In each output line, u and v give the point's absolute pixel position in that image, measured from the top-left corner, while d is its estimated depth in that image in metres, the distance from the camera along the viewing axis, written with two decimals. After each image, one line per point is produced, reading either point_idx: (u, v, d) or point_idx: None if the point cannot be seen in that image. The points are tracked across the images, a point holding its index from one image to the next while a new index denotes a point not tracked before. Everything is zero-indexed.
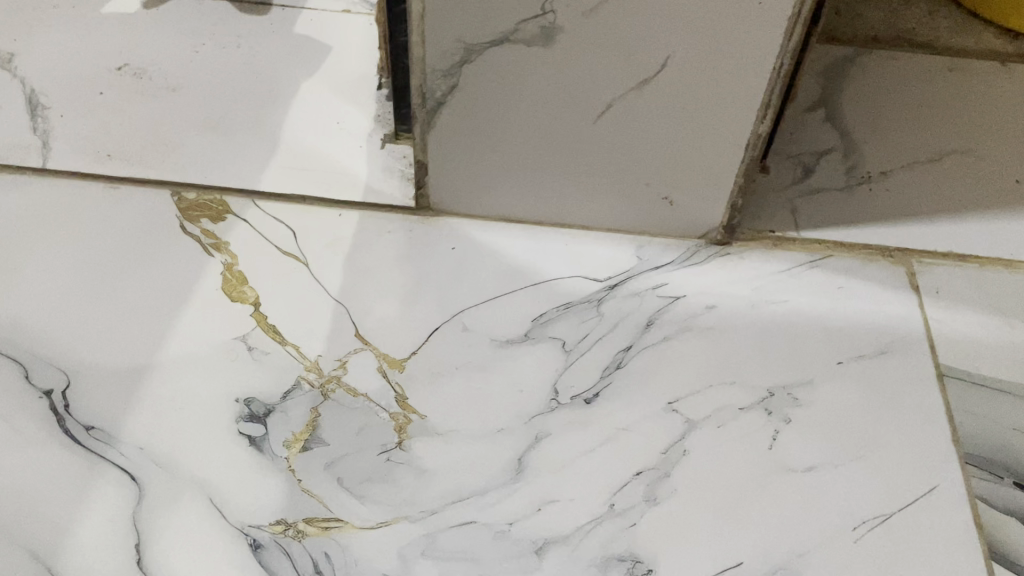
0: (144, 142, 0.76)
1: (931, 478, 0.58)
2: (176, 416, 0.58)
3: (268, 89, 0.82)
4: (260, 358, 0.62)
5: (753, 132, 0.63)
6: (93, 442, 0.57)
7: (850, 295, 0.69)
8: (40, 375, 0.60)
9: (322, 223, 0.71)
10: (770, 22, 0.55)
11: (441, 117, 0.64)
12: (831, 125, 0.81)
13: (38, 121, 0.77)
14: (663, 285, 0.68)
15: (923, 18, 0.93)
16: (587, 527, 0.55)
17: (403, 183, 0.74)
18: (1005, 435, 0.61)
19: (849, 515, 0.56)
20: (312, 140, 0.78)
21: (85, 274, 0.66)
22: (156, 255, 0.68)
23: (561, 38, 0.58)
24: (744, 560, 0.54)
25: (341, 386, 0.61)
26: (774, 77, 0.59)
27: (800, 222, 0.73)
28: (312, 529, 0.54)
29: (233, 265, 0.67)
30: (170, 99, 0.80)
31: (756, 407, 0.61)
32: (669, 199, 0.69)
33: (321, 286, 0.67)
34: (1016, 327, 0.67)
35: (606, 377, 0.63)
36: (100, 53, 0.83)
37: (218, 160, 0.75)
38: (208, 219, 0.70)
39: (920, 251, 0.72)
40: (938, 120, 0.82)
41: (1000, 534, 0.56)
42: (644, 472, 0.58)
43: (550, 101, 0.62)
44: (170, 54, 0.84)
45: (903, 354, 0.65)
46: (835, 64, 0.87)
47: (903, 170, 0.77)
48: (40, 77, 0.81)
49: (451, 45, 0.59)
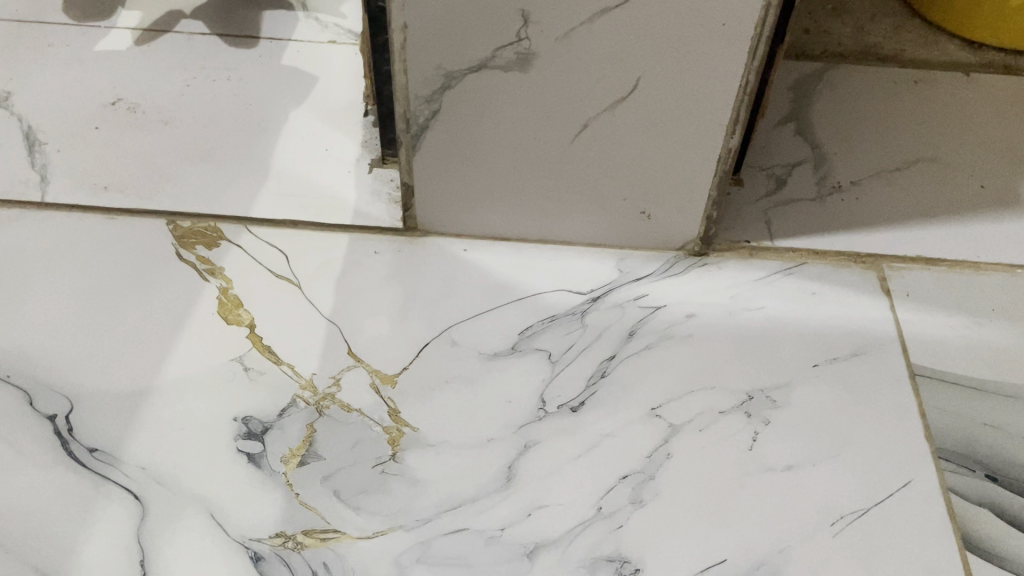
0: (139, 173, 0.79)
1: (905, 473, 0.61)
2: (177, 436, 0.60)
3: (258, 119, 0.85)
4: (257, 377, 0.64)
5: (724, 147, 0.65)
6: (97, 464, 0.59)
7: (823, 300, 0.71)
8: (44, 401, 0.62)
9: (313, 246, 0.73)
10: (733, 41, 0.58)
11: (425, 140, 0.67)
12: (802, 138, 0.84)
13: (37, 157, 0.79)
14: (644, 296, 0.71)
15: (889, 32, 0.96)
16: (575, 530, 0.57)
17: (390, 206, 0.77)
18: (975, 430, 0.63)
19: (828, 511, 0.59)
20: (302, 167, 0.80)
21: (85, 302, 0.68)
22: (153, 282, 0.70)
23: (536, 63, 0.61)
24: (727, 557, 0.56)
25: (336, 403, 0.63)
26: (741, 94, 0.62)
27: (774, 232, 0.76)
28: (311, 540, 0.56)
29: (228, 289, 0.70)
30: (164, 131, 0.83)
31: (735, 410, 0.64)
32: (646, 213, 0.72)
33: (314, 306, 0.69)
34: (984, 326, 0.70)
35: (590, 386, 0.65)
36: (94, 90, 0.86)
37: (210, 189, 0.77)
38: (203, 245, 0.73)
39: (890, 256, 0.75)
40: (904, 130, 0.85)
41: (972, 525, 0.59)
42: (630, 476, 0.60)
43: (529, 122, 0.65)
44: (162, 88, 0.87)
45: (876, 356, 0.67)
46: (804, 80, 0.91)
47: (872, 179, 0.81)
48: (36, 114, 0.83)
49: (432, 72, 0.62)
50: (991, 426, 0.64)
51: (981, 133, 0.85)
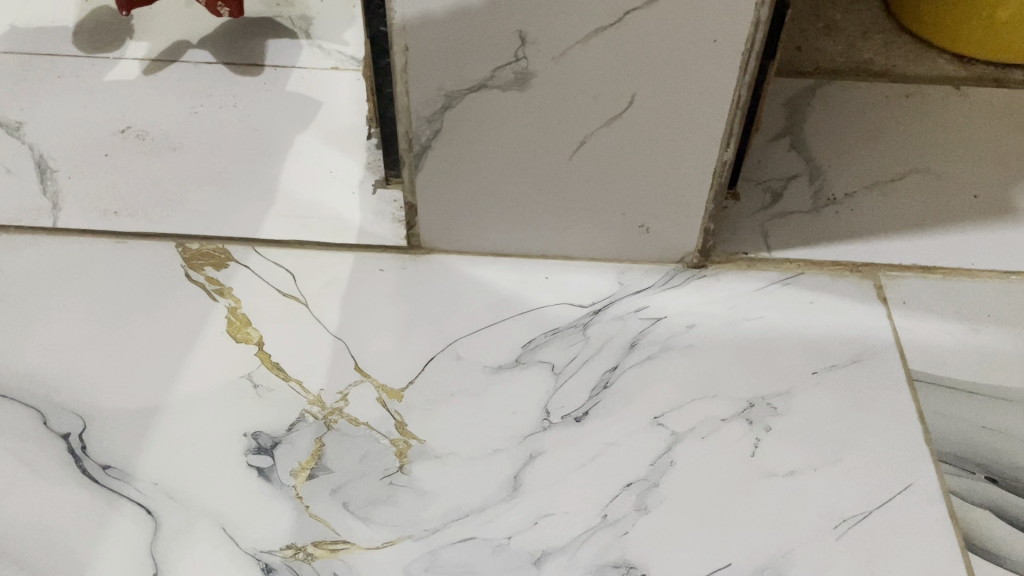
0: (148, 199, 0.80)
1: (906, 476, 0.62)
2: (188, 452, 0.62)
3: (264, 144, 0.87)
4: (266, 394, 0.65)
5: (719, 160, 0.67)
6: (110, 480, 0.60)
7: (821, 309, 0.72)
8: (58, 420, 0.63)
9: (320, 265, 0.75)
10: (724, 57, 0.60)
11: (427, 159, 0.69)
12: (797, 152, 0.86)
13: (48, 184, 0.81)
14: (645, 308, 0.72)
15: (879, 49, 0.98)
16: (582, 537, 0.58)
17: (394, 225, 0.79)
18: (974, 433, 0.64)
19: (831, 515, 0.60)
20: (307, 190, 0.82)
21: (97, 323, 0.70)
22: (162, 303, 0.71)
23: (534, 82, 0.63)
24: (732, 561, 0.57)
25: (343, 417, 0.64)
26: (734, 109, 0.63)
27: (771, 244, 0.77)
28: (320, 551, 0.57)
29: (237, 309, 0.71)
30: (172, 157, 0.85)
31: (737, 418, 0.65)
32: (645, 227, 0.73)
33: (321, 324, 0.70)
34: (980, 332, 0.71)
35: (594, 396, 0.66)
36: (104, 119, 0.88)
37: (219, 212, 0.79)
38: (211, 266, 0.74)
39: (886, 265, 0.76)
40: (897, 143, 0.87)
41: (973, 526, 0.60)
42: (634, 483, 0.61)
43: (527, 140, 0.67)
44: (170, 116, 0.89)
45: (874, 363, 0.68)
46: (798, 96, 0.92)
47: (866, 192, 0.82)
48: (48, 143, 0.85)
49: (433, 93, 0.64)
50: (990, 429, 0.65)
51: (973, 144, 0.87)
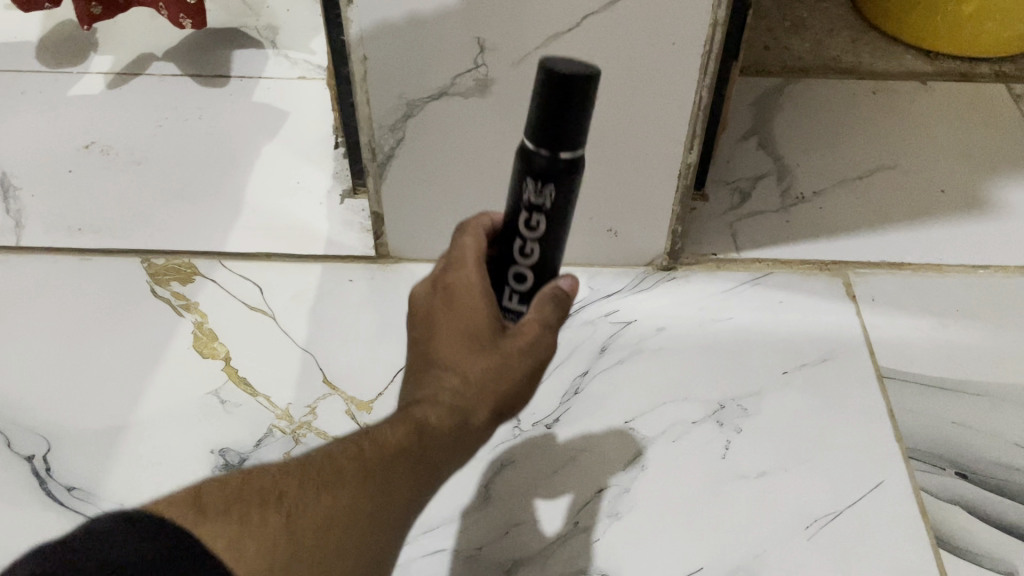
0: (113, 214, 0.80)
1: (877, 474, 0.62)
2: (154, 470, 0.61)
3: (231, 156, 0.86)
4: (233, 409, 0.65)
5: (683, 162, 0.67)
6: (75, 501, 0.59)
7: (791, 308, 0.72)
8: (21, 442, 0.62)
9: (287, 277, 0.74)
10: (684, 60, 0.60)
11: (391, 169, 0.68)
12: (765, 151, 0.86)
13: (11, 203, 0.80)
14: (615, 312, 0.72)
15: (846, 46, 0.99)
16: (553, 545, 0.58)
17: (363, 236, 0.78)
18: (944, 428, 0.64)
19: (803, 516, 0.59)
20: (274, 201, 0.82)
21: (61, 343, 0.69)
22: (128, 320, 0.70)
23: (494, 89, 0.62)
24: (704, 565, 0.57)
25: (312, 431, 0.64)
26: (696, 111, 0.63)
27: (739, 244, 0.77)
28: None
29: (203, 323, 0.70)
30: (137, 171, 0.84)
31: (708, 420, 0.65)
32: (613, 230, 0.73)
33: (290, 337, 0.70)
34: (949, 326, 0.71)
35: (565, 403, 0.66)
36: (68, 134, 0.87)
37: (186, 226, 0.79)
38: (177, 281, 0.74)
39: (854, 262, 0.76)
40: (864, 139, 0.87)
41: (945, 522, 0.59)
42: (606, 490, 0.60)
43: (490, 146, 0.66)
44: (135, 130, 0.88)
45: (844, 360, 0.68)
46: (765, 95, 0.93)
47: (834, 189, 0.82)
48: (10, 161, 0.84)
49: (394, 102, 0.63)
50: (959, 424, 0.65)
51: (940, 138, 0.87)
